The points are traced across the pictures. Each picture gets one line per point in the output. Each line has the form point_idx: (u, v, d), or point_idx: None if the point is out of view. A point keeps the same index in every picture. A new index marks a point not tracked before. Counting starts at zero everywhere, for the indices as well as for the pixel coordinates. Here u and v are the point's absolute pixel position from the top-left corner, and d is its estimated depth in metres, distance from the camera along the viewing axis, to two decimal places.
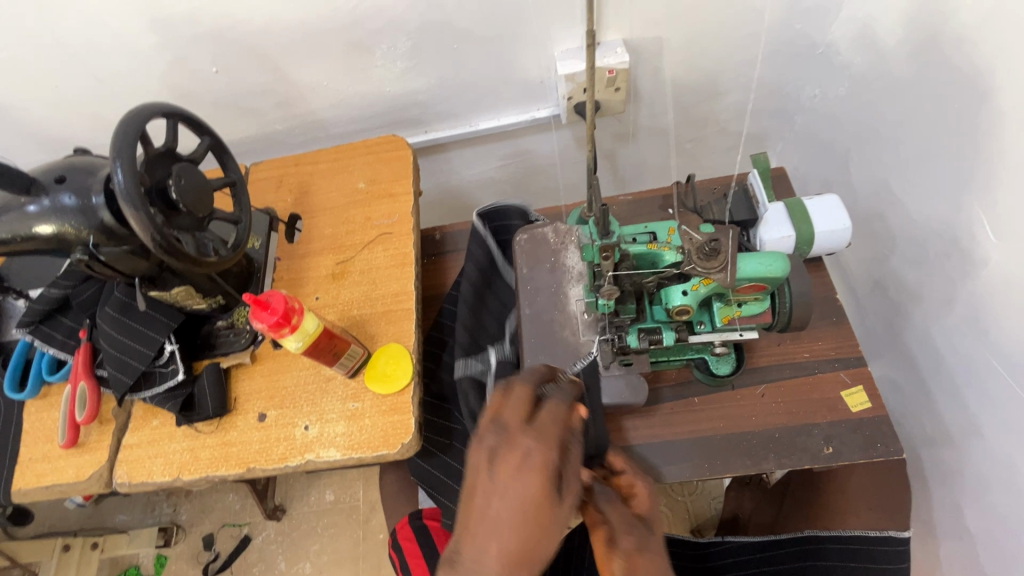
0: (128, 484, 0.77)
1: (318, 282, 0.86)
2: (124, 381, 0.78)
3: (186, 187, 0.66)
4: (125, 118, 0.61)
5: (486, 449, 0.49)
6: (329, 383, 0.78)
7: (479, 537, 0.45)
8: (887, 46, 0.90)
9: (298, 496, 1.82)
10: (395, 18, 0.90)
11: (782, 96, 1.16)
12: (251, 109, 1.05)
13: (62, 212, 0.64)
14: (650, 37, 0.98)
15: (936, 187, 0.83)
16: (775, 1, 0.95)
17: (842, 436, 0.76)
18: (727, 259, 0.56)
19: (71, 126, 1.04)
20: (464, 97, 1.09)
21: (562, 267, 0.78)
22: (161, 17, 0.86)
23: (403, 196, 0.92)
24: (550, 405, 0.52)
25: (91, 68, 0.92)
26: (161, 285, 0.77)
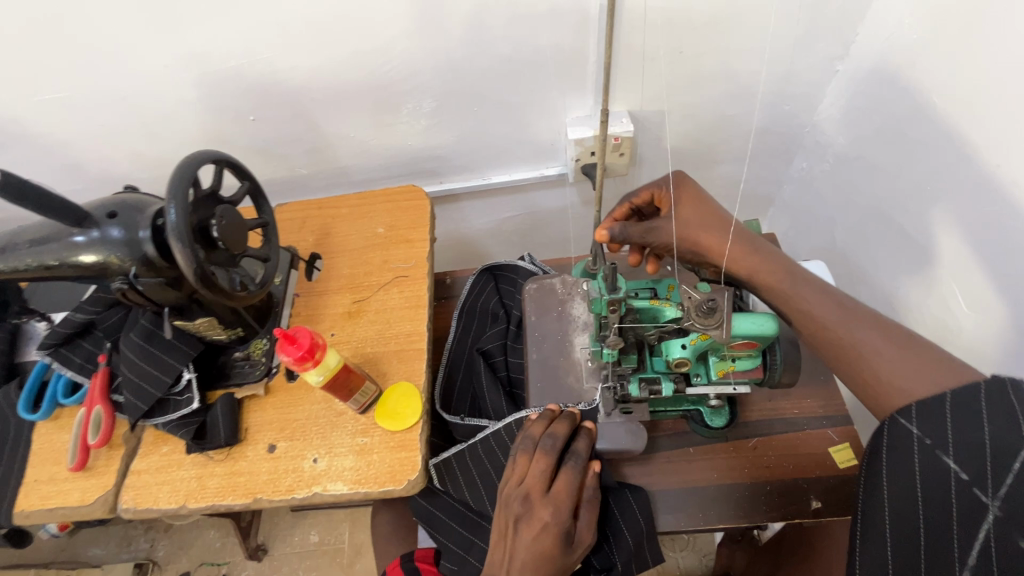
0: (133, 510, 0.78)
1: (335, 319, 0.91)
2: (140, 407, 0.81)
3: (226, 226, 0.71)
4: (182, 163, 0.67)
5: (512, 512, 0.68)
6: (340, 418, 0.81)
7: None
8: (865, 130, 1.00)
9: (282, 535, 1.78)
10: (423, 82, 0.99)
11: (772, 168, 1.26)
12: (280, 154, 1.13)
13: (110, 243, 0.69)
14: (653, 111, 1.08)
15: (913, 261, 0.90)
16: (765, 86, 1.05)
17: (831, 492, 0.79)
18: (723, 317, 0.62)
19: (110, 162, 1.11)
20: (480, 154, 1.17)
21: (568, 315, 0.84)
22: (210, 71, 0.94)
23: (419, 242, 0.98)
24: (565, 474, 0.69)
25: (139, 111, 1.00)
26: (186, 315, 0.80)
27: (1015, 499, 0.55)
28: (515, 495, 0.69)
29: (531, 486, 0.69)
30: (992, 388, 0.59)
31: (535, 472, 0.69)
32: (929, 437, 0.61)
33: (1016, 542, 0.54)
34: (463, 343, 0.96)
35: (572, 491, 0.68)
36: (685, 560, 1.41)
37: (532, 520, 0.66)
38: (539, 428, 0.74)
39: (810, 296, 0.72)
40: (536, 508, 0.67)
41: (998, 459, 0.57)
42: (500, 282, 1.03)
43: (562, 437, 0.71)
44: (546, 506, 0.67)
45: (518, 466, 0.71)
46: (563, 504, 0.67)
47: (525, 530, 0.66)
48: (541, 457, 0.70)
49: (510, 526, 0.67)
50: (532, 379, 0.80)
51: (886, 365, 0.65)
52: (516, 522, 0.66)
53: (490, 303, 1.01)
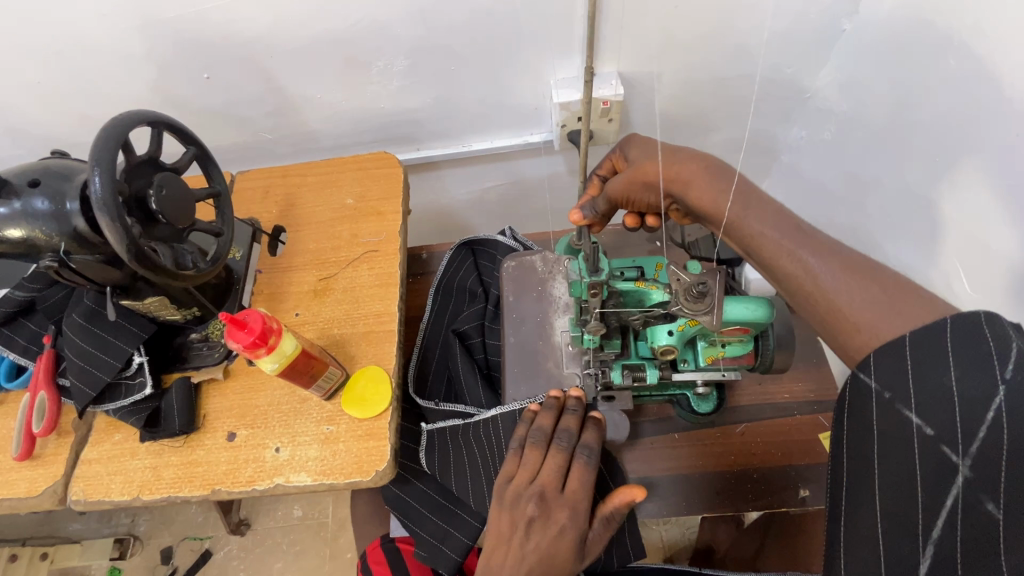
0: (84, 502, 0.74)
1: (299, 298, 0.84)
2: (87, 393, 0.75)
3: (166, 197, 0.64)
4: (108, 124, 0.59)
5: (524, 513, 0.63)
6: (305, 404, 0.76)
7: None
8: (871, 96, 0.93)
9: (264, 511, 1.76)
10: (394, 37, 0.90)
11: (770, 136, 1.19)
12: (241, 117, 1.04)
13: (33, 216, 0.61)
14: (646, 72, 0.99)
15: (915, 237, 0.85)
16: (767, 46, 0.97)
17: (819, 480, 0.76)
18: (715, 302, 0.56)
19: (52, 123, 1.01)
20: (459, 119, 1.09)
21: (549, 297, 0.79)
22: (151, 22, 0.84)
23: (391, 215, 0.91)
24: (579, 475, 0.65)
25: (77, 67, 0.90)
26: (133, 295, 0.73)
27: (988, 458, 0.45)
28: (528, 492, 0.65)
29: (545, 483, 0.65)
30: (963, 322, 0.48)
31: (549, 467, 0.66)
32: (889, 391, 0.51)
33: (982, 508, 0.45)
34: (438, 323, 0.91)
35: (587, 492, 0.64)
36: (668, 532, 1.38)
37: (547, 523, 0.62)
38: (548, 420, 0.69)
39: (760, 221, 0.65)
40: (553, 511, 0.63)
41: (968, 408, 0.47)
42: (481, 257, 0.98)
43: (576, 431, 0.67)
44: (563, 508, 0.63)
45: (530, 459, 0.67)
46: (580, 506, 0.63)
47: (535, 534, 0.62)
48: (556, 454, 0.66)
49: (519, 526, 0.63)
50: (508, 365, 0.76)
51: (842, 294, 0.57)
52: (528, 523, 0.62)
53: (469, 279, 0.96)
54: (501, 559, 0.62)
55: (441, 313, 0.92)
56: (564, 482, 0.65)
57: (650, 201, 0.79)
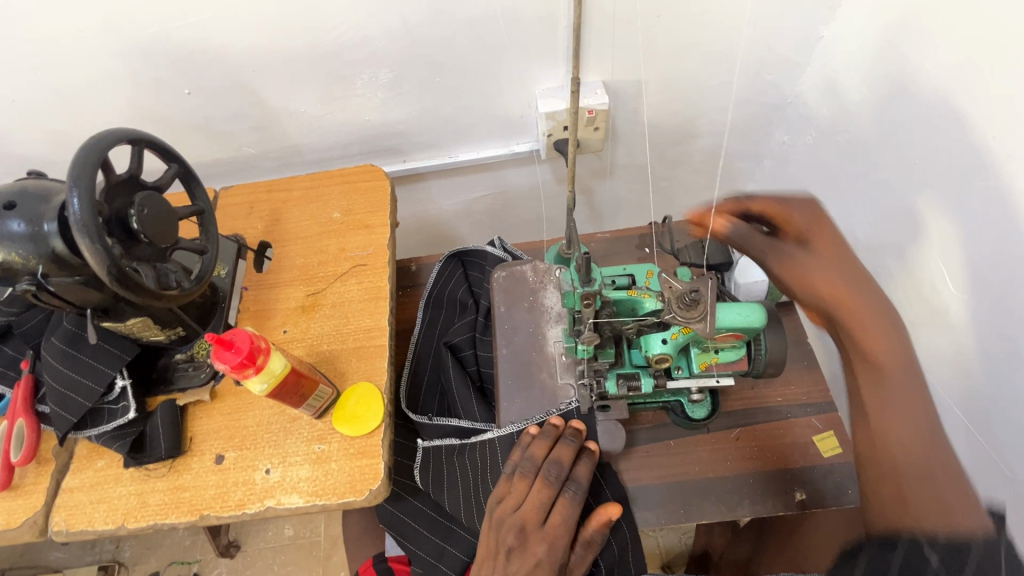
0: (66, 533, 0.71)
1: (287, 315, 0.83)
2: (68, 419, 0.72)
3: (148, 216, 0.62)
4: (86, 143, 0.58)
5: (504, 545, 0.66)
6: (295, 423, 0.74)
7: None
8: (850, 101, 0.95)
9: (254, 531, 1.72)
10: (378, 49, 0.90)
11: (754, 141, 1.21)
12: (223, 132, 1.02)
13: (9, 239, 0.60)
14: (630, 81, 1.00)
15: None
16: (747, 54, 0.99)
17: (814, 482, 0.76)
18: (707, 308, 0.55)
19: (28, 142, 0.99)
20: (445, 130, 1.09)
21: (540, 306, 0.79)
22: (130, 38, 0.83)
23: (379, 228, 0.90)
24: (563, 509, 0.67)
25: (53, 84, 0.88)
26: (115, 316, 0.71)
27: None
28: (510, 523, 0.66)
29: (527, 516, 0.66)
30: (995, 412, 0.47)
31: (533, 499, 0.67)
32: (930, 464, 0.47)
33: None
34: (429, 336, 0.90)
35: (568, 526, 0.66)
36: (664, 539, 1.37)
37: (524, 554, 0.65)
38: (540, 449, 0.69)
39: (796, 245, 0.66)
40: (531, 542, 0.65)
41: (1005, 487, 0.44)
42: (470, 267, 0.97)
43: (566, 463, 0.67)
44: (542, 541, 0.65)
45: (516, 489, 0.68)
46: (559, 540, 0.65)
47: (514, 565, 0.65)
48: (541, 487, 0.67)
49: (500, 554, 0.66)
50: (501, 377, 0.75)
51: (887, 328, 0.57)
52: (508, 554, 0.65)
53: (458, 290, 0.95)
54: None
55: (431, 326, 0.91)
56: (548, 514, 0.67)
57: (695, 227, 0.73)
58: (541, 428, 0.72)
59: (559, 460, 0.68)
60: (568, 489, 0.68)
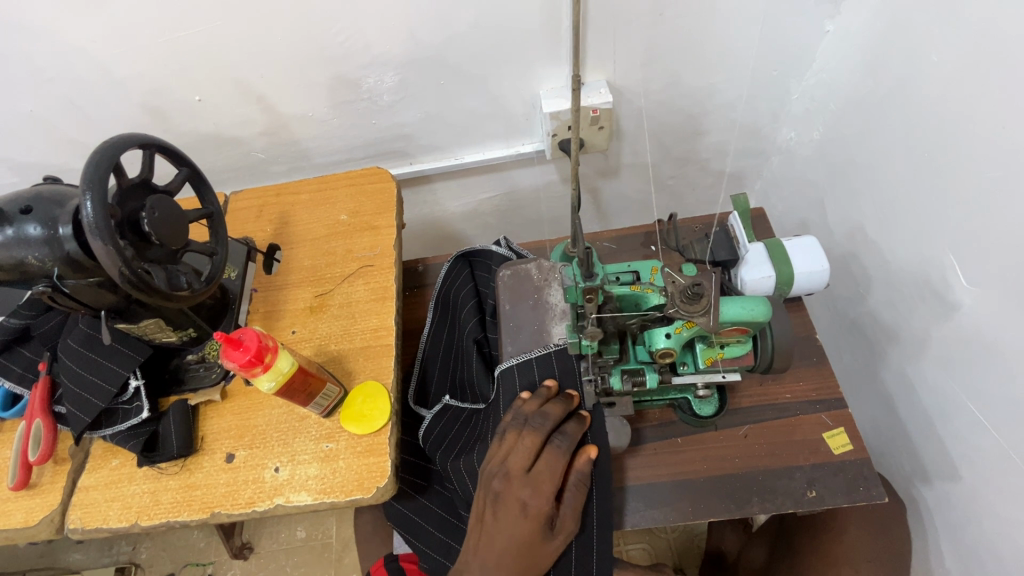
0: (81, 531, 0.72)
1: (295, 315, 0.84)
2: (83, 419, 0.74)
3: (159, 219, 0.64)
4: (99, 148, 0.59)
5: (492, 492, 0.67)
6: (303, 422, 0.75)
7: (477, 555, 0.66)
8: (857, 95, 0.94)
9: (267, 534, 1.76)
10: (383, 53, 0.91)
11: (760, 138, 1.20)
12: (233, 138, 1.04)
13: (25, 242, 0.61)
14: (633, 80, 1.00)
15: (910, 234, 0.86)
16: (751, 50, 0.98)
17: (825, 480, 0.75)
18: (710, 303, 0.57)
19: (47, 152, 1.02)
20: (451, 132, 1.10)
21: (545, 304, 0.78)
22: (141, 47, 0.85)
23: (385, 229, 0.91)
24: (550, 458, 0.67)
25: (68, 95, 0.91)
26: (128, 318, 0.73)
27: None
28: (497, 472, 0.67)
29: (512, 465, 0.67)
30: None
31: (519, 451, 0.67)
32: None
33: None
34: (437, 339, 0.90)
35: (555, 474, 0.66)
36: (676, 539, 1.36)
37: (510, 501, 0.65)
38: (532, 407, 0.71)
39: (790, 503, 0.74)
40: (515, 489, 0.66)
41: None
42: (477, 266, 0.98)
43: (554, 419, 0.69)
44: (525, 486, 0.65)
45: (505, 441, 0.69)
46: (543, 486, 0.65)
47: (501, 514, 0.65)
48: (529, 436, 0.67)
49: (487, 505, 0.67)
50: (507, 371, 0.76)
51: None
52: (493, 503, 0.66)
53: (468, 287, 0.96)
54: (476, 539, 0.67)
55: (440, 325, 0.91)
56: (535, 464, 0.67)
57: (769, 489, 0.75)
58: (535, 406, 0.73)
59: (543, 415, 0.69)
60: (555, 440, 0.68)
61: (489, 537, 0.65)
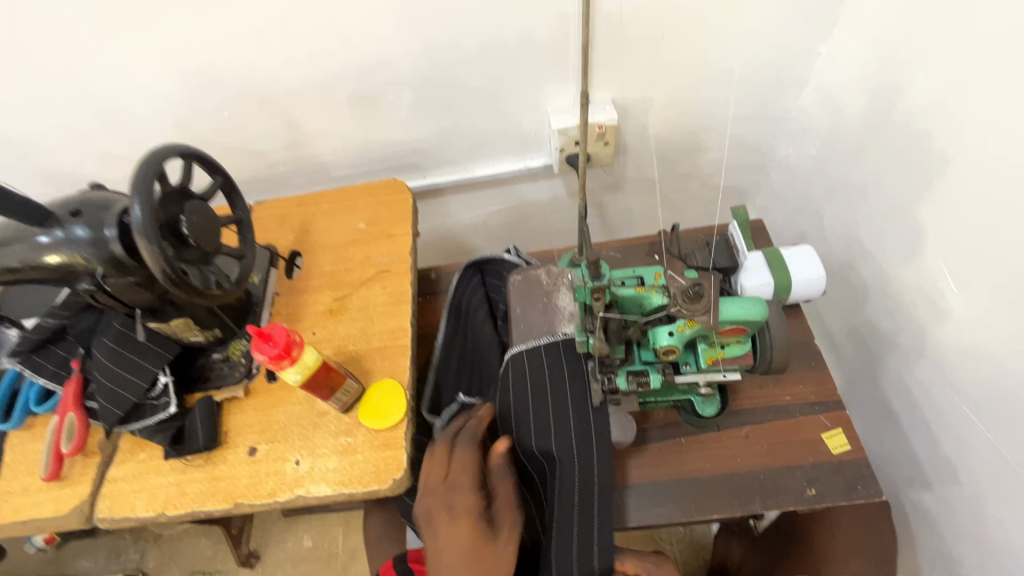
0: (110, 520, 0.76)
1: (315, 318, 0.88)
2: (115, 413, 0.78)
3: (197, 222, 0.69)
4: (146, 157, 0.64)
5: (429, 507, 0.69)
6: (323, 418, 0.79)
7: (430, 573, 0.66)
8: (850, 113, 0.99)
9: (274, 543, 1.77)
10: (403, 72, 0.97)
11: (760, 154, 1.25)
12: (257, 151, 1.10)
13: (74, 243, 0.66)
14: (638, 98, 1.06)
15: (903, 244, 0.90)
16: (748, 71, 1.04)
17: (825, 479, 0.77)
18: (710, 302, 0.60)
19: (82, 163, 1.08)
20: (464, 147, 1.15)
21: (554, 307, 0.82)
22: (179, 66, 0.91)
23: (401, 237, 0.95)
24: (457, 460, 0.73)
25: (108, 110, 0.97)
26: (160, 316, 0.78)
27: None
28: (422, 485, 0.72)
29: (427, 475, 0.72)
30: None
31: (433, 461, 0.73)
32: None
33: None
34: (450, 345, 0.94)
35: (468, 474, 0.71)
36: (681, 551, 1.38)
37: (446, 509, 0.68)
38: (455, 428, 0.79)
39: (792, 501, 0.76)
40: (433, 496, 0.70)
41: None
42: (489, 274, 1.01)
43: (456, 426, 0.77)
44: (450, 491, 0.70)
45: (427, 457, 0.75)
46: (461, 486, 0.70)
47: (444, 523, 0.68)
48: (437, 442, 0.75)
49: (435, 516, 0.68)
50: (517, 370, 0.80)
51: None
52: (432, 514, 0.68)
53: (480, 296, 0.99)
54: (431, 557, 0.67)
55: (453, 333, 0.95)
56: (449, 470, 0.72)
57: (771, 487, 0.77)
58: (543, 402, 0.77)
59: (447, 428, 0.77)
60: (455, 442, 0.75)
61: (437, 550, 0.66)
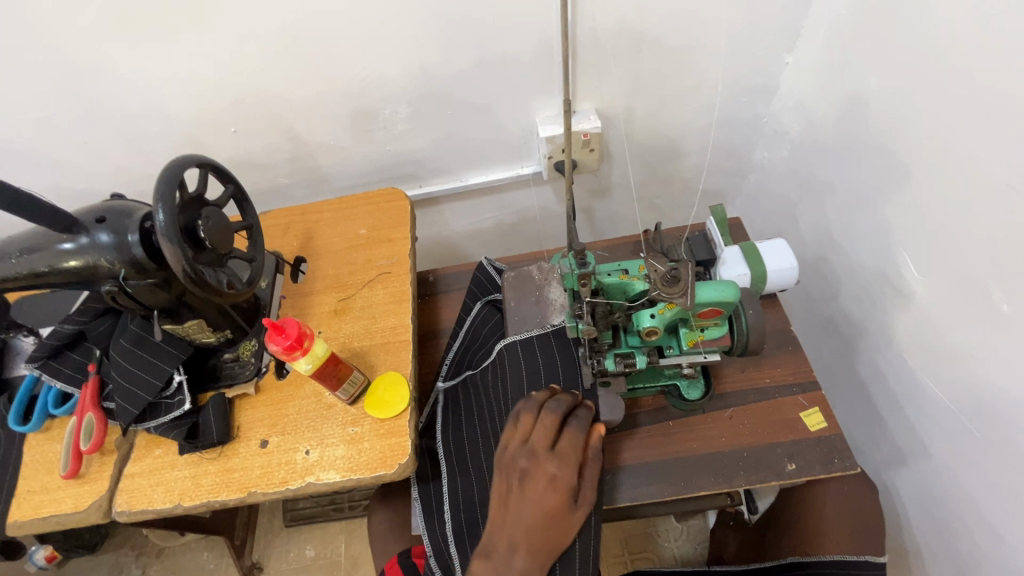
0: (128, 513, 0.79)
1: (321, 317, 0.93)
2: (131, 411, 0.82)
3: (213, 227, 0.74)
4: (168, 167, 0.70)
5: (521, 466, 0.74)
6: (331, 409, 0.83)
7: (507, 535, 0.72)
8: (817, 117, 1.06)
9: (277, 553, 1.79)
10: (399, 88, 1.04)
11: (737, 158, 1.32)
12: (262, 165, 1.16)
13: (99, 248, 0.71)
14: (620, 107, 1.13)
15: (869, 237, 0.97)
16: (722, 79, 1.11)
17: (804, 454, 0.82)
18: (687, 285, 0.65)
19: (94, 178, 1.13)
20: (457, 157, 1.22)
21: (546, 300, 0.91)
22: (190, 85, 0.98)
23: (401, 241, 1.01)
24: (569, 434, 0.75)
25: (122, 127, 1.03)
26: (175, 318, 0.82)
27: None
28: (519, 453, 0.75)
29: (535, 443, 0.75)
30: None
31: (540, 430, 0.75)
32: None
33: None
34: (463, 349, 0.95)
35: (577, 448, 0.74)
36: None
37: (539, 473, 0.73)
38: (543, 394, 0.80)
39: (771, 473, 0.81)
40: (540, 462, 0.73)
41: None
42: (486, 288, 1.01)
43: (565, 402, 0.78)
44: (551, 460, 0.73)
45: (520, 422, 0.77)
46: (568, 460, 0.73)
47: (531, 487, 0.73)
48: (544, 418, 0.76)
49: (516, 482, 0.74)
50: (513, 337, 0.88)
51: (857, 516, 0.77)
52: (523, 476, 0.73)
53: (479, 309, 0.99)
54: (501, 517, 0.74)
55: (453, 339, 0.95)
56: (555, 441, 0.75)
57: (755, 462, 0.82)
58: (544, 389, 0.83)
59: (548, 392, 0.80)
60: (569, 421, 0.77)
61: (521, 513, 0.72)
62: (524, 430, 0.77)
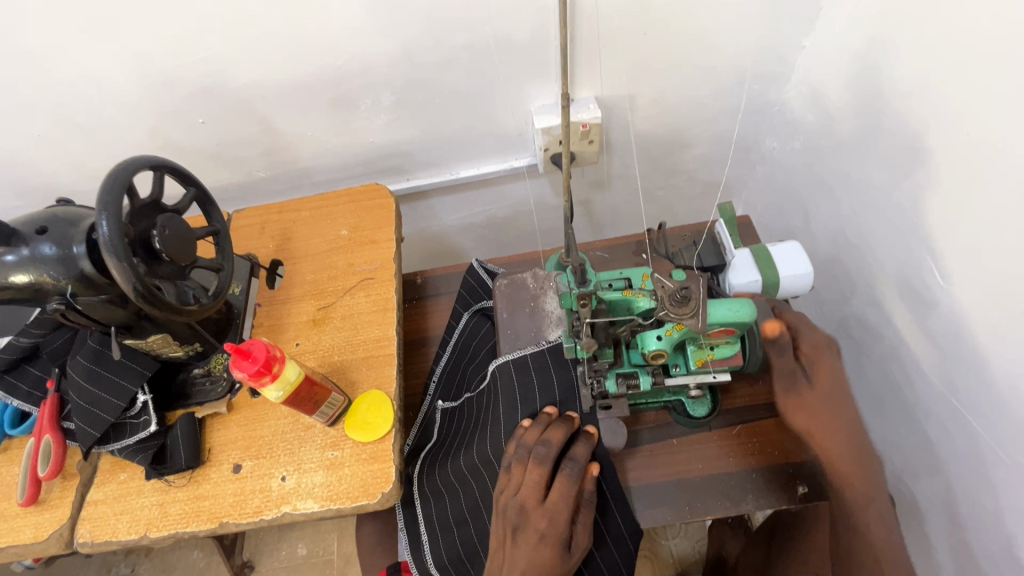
0: (90, 544, 0.74)
1: (298, 328, 0.86)
2: (91, 434, 0.75)
3: (170, 236, 0.66)
4: (113, 171, 0.62)
5: (510, 523, 0.69)
6: (309, 431, 0.77)
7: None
8: (833, 107, 0.98)
9: (270, 551, 1.75)
10: (380, 75, 0.95)
11: (745, 148, 1.24)
12: (235, 158, 1.08)
13: (41, 262, 0.64)
14: (621, 95, 1.05)
15: (887, 238, 0.90)
16: (731, 65, 1.03)
17: (816, 476, 0.77)
18: (698, 305, 0.60)
19: (53, 172, 1.04)
20: (446, 149, 1.13)
21: (541, 312, 0.84)
22: (147, 72, 0.88)
23: (385, 243, 0.93)
24: (561, 481, 0.70)
25: (77, 118, 0.94)
26: (137, 333, 0.75)
27: None
28: (512, 505, 0.69)
29: (526, 497, 0.69)
30: None
31: (529, 482, 0.70)
32: None
33: None
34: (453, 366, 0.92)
35: (567, 500, 0.69)
36: (678, 546, 1.43)
37: (528, 532, 0.67)
38: (534, 435, 0.73)
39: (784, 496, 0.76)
40: (531, 517, 0.68)
41: None
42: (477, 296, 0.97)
43: (556, 444, 0.71)
44: (542, 517, 0.67)
45: (512, 473, 0.72)
46: (558, 515, 0.68)
47: (523, 540, 0.67)
48: (536, 466, 0.70)
49: (507, 535, 0.69)
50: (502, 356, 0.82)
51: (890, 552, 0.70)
52: (514, 533, 0.68)
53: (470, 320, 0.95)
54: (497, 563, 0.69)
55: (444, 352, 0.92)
56: (546, 492, 0.70)
57: (765, 483, 0.77)
58: (535, 418, 0.77)
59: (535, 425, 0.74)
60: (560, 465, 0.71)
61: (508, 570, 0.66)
62: (515, 476, 0.71)
